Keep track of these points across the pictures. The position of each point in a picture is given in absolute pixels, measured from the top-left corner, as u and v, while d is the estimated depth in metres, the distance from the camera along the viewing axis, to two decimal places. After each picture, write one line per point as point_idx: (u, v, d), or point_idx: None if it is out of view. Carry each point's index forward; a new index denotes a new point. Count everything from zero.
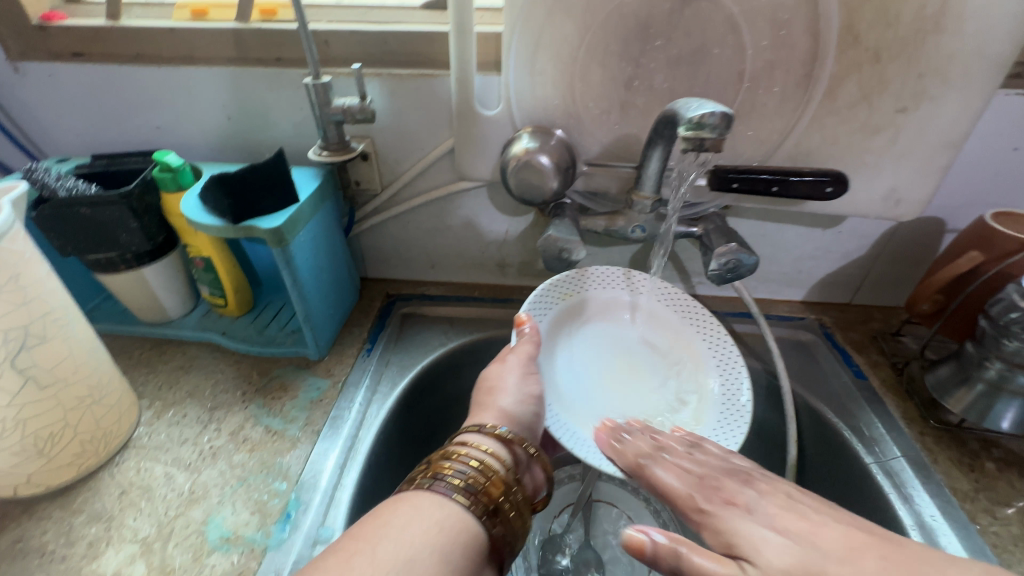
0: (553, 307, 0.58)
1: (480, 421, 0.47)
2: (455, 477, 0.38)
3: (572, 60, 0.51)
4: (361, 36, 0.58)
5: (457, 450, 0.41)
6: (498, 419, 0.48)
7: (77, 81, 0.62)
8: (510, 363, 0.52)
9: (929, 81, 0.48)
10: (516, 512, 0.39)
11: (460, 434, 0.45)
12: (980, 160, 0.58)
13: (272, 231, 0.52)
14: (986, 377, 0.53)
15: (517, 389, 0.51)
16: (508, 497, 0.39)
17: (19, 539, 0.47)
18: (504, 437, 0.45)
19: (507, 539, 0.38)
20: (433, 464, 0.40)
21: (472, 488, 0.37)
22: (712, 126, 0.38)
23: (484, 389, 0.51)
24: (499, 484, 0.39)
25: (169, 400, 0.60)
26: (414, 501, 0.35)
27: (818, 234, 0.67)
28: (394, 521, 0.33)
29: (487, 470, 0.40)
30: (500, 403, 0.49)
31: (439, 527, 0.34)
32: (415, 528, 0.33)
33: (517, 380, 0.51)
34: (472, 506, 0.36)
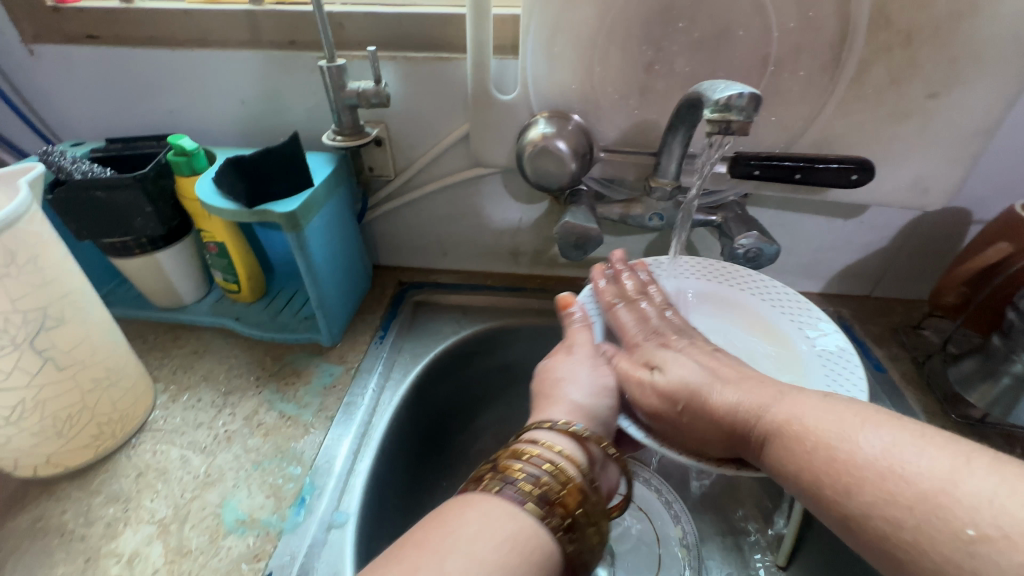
0: (610, 300, 0.59)
1: (550, 416, 0.44)
2: (526, 482, 0.35)
3: (591, 43, 0.50)
4: (376, 19, 0.58)
5: (528, 450, 0.39)
6: (571, 414, 0.44)
7: (91, 65, 0.62)
8: (579, 355, 0.50)
9: (962, 65, 0.46)
10: (593, 525, 0.37)
11: (529, 430, 0.42)
12: (1010, 149, 0.57)
13: (287, 216, 0.52)
14: (1012, 371, 0.51)
15: (590, 380, 0.48)
16: (584, 507, 0.36)
17: (39, 518, 0.47)
18: (578, 434, 0.41)
19: (583, 555, 0.35)
20: (501, 465, 0.37)
21: (546, 497, 0.35)
22: (740, 109, 0.37)
23: (548, 382, 0.48)
24: (575, 493, 0.36)
25: (184, 384, 0.60)
26: (481, 508, 0.33)
27: (838, 225, 0.65)
28: (461, 530, 0.32)
29: (560, 475, 0.37)
30: (570, 396, 0.46)
31: (514, 541, 0.32)
32: (484, 541, 0.31)
33: (587, 371, 0.48)
34: (547, 519, 0.34)
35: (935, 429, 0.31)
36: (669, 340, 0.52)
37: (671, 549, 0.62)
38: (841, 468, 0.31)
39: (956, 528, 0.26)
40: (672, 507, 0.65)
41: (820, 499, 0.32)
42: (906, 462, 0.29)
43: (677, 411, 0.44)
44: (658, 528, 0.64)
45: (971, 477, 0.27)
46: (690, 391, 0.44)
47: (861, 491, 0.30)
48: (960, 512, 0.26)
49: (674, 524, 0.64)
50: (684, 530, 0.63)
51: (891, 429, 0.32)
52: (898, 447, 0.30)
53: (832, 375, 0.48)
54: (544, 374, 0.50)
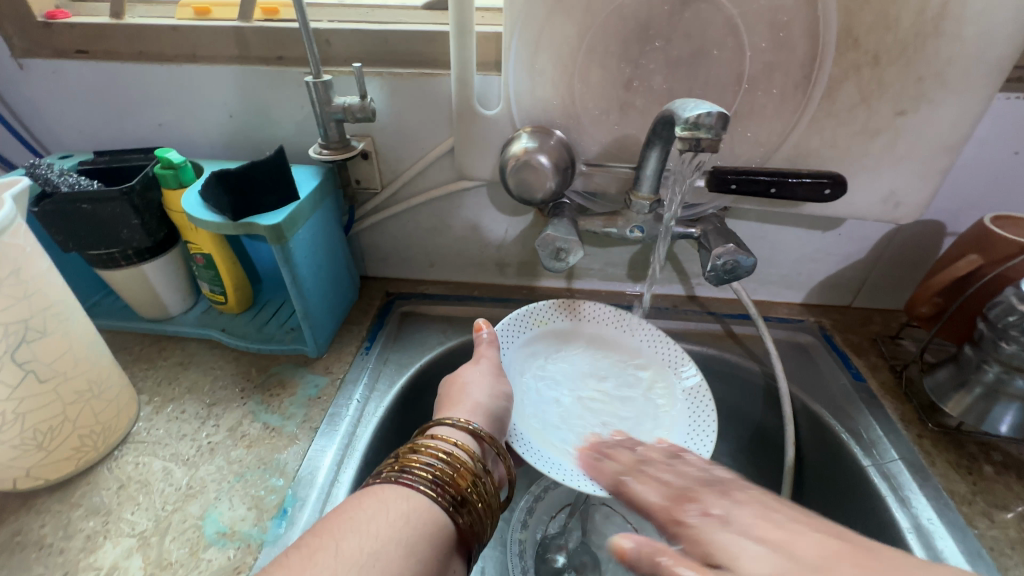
0: (524, 331, 0.62)
1: (453, 415, 0.48)
2: (421, 470, 0.39)
3: (571, 60, 0.51)
4: (363, 35, 0.59)
5: (425, 443, 0.42)
6: (471, 412, 0.49)
7: (80, 79, 0.62)
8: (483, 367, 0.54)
9: (928, 83, 0.48)
10: (484, 502, 0.40)
11: (431, 426, 0.46)
12: (980, 164, 0.58)
13: (271, 228, 0.53)
14: (984, 380, 0.53)
15: (489, 384, 0.52)
16: (476, 488, 0.40)
17: (18, 532, 0.47)
18: (474, 431, 0.46)
19: (475, 529, 0.39)
20: (401, 456, 0.41)
21: (439, 480, 0.39)
22: (708, 127, 0.38)
23: (456, 386, 0.52)
24: (467, 476, 0.40)
25: (168, 395, 0.60)
26: (381, 494, 0.37)
27: (818, 237, 0.67)
28: (360, 516, 0.34)
29: (455, 461, 0.41)
30: (474, 397, 0.50)
31: (403, 520, 0.35)
32: (381, 519, 0.35)
33: (491, 379, 0.53)
34: (439, 498, 0.38)
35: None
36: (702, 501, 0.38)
37: None
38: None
39: None
40: None
41: None
42: None
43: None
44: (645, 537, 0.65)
45: None
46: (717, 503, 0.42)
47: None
48: None
49: None
50: None
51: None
52: None
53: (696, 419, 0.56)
54: (452, 378, 0.54)
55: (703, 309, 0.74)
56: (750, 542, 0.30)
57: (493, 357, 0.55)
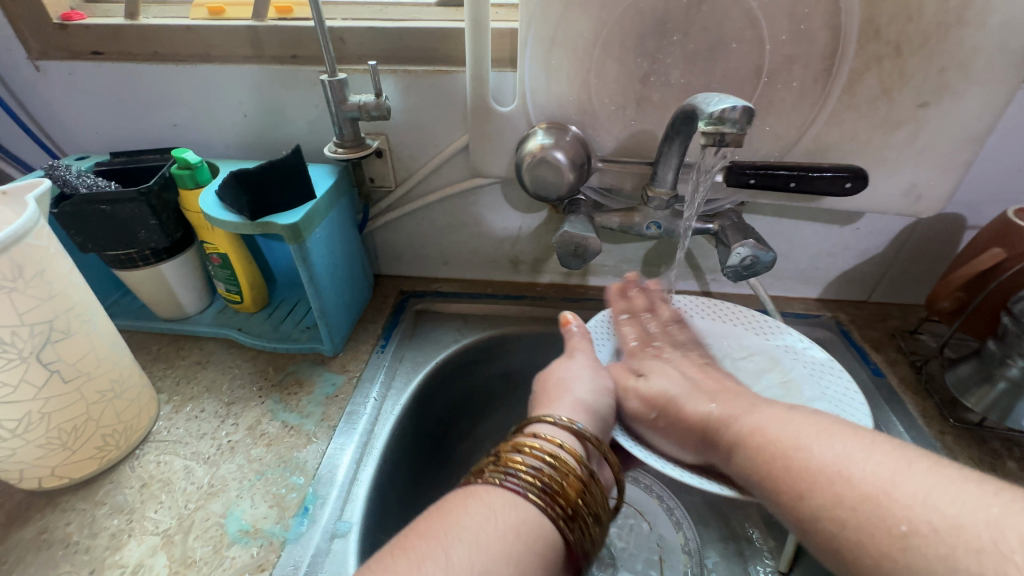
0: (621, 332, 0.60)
1: (553, 412, 0.45)
2: (527, 474, 0.37)
3: (588, 55, 0.51)
4: (376, 33, 0.59)
5: (528, 442, 0.40)
6: (572, 411, 0.46)
7: (96, 80, 0.63)
8: (578, 359, 0.53)
9: (951, 74, 0.47)
10: (593, 513, 0.38)
11: (531, 423, 0.43)
12: (1002, 156, 0.58)
13: (289, 227, 0.53)
14: (1008, 375, 0.52)
15: (590, 379, 0.50)
16: (585, 498, 0.38)
17: (43, 530, 0.48)
18: (578, 432, 0.43)
19: (583, 541, 0.37)
20: (503, 457, 0.39)
21: (546, 487, 0.37)
22: (733, 121, 0.38)
23: (552, 382, 0.50)
24: (575, 484, 0.38)
25: (187, 395, 0.61)
26: (487, 500, 0.35)
27: (835, 231, 0.66)
28: (467, 522, 0.33)
29: (562, 467, 0.38)
30: (574, 395, 0.48)
31: (515, 533, 0.33)
32: (489, 530, 0.33)
33: (589, 373, 0.51)
34: (549, 509, 0.36)
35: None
36: (664, 350, 0.55)
37: (674, 555, 0.63)
38: (796, 471, 0.34)
39: (891, 526, 0.29)
40: (674, 513, 0.67)
41: (778, 501, 0.35)
42: (853, 465, 0.32)
43: (654, 416, 0.49)
44: (661, 534, 0.65)
45: (907, 477, 0.30)
46: (668, 399, 0.48)
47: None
48: (896, 509, 0.29)
49: (676, 530, 0.65)
50: (685, 536, 0.65)
51: (842, 439, 0.34)
52: (846, 454, 0.33)
53: (833, 399, 0.50)
54: (546, 376, 0.52)
55: None
56: (671, 373, 0.51)
57: (586, 350, 0.54)
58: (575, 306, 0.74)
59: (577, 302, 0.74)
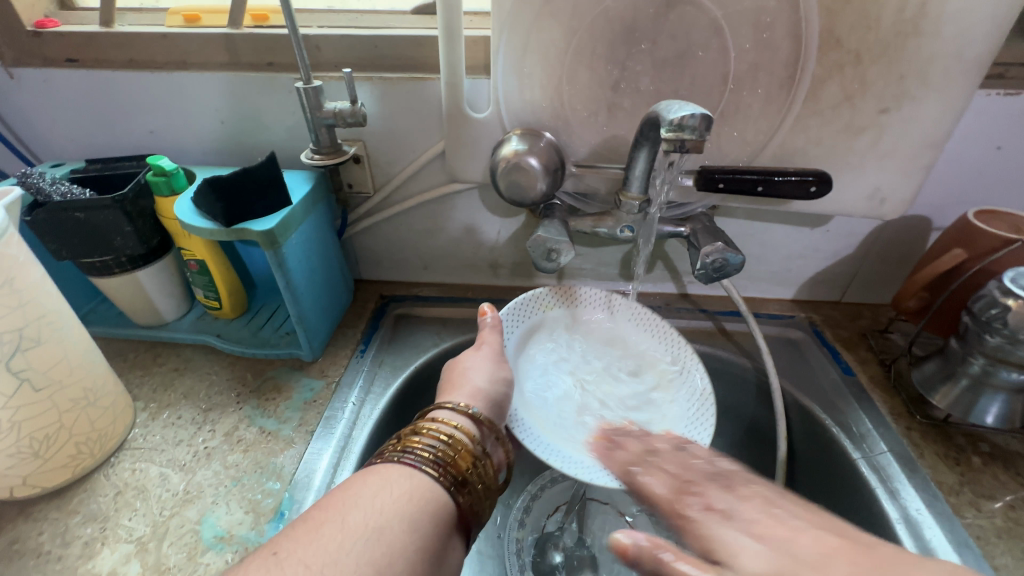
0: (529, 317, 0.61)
1: (452, 399, 0.47)
2: (423, 450, 0.39)
3: (559, 63, 0.52)
4: (351, 40, 0.59)
5: (426, 426, 0.42)
6: (471, 398, 0.48)
7: (71, 87, 0.62)
8: (485, 350, 0.53)
9: (910, 81, 0.49)
10: (484, 486, 0.40)
11: (430, 410, 0.45)
12: (963, 159, 0.59)
13: (264, 234, 0.53)
14: (970, 372, 0.54)
15: (489, 369, 0.51)
16: (476, 471, 0.40)
17: (15, 540, 0.47)
18: (473, 415, 0.45)
19: (476, 508, 0.39)
20: (402, 438, 0.40)
21: (439, 459, 0.38)
22: (693, 128, 0.39)
23: (456, 371, 0.51)
24: (466, 458, 0.40)
25: (164, 402, 0.60)
26: (384, 472, 0.36)
27: (806, 233, 0.68)
28: (365, 492, 0.34)
29: (455, 444, 0.40)
30: (474, 382, 0.49)
31: (408, 497, 0.35)
32: (384, 496, 0.34)
33: (492, 365, 0.52)
34: (441, 478, 0.37)
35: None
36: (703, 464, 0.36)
37: None
38: None
39: None
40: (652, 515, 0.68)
41: None
42: None
43: None
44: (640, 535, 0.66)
45: None
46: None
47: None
48: None
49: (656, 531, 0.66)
50: None
51: None
52: None
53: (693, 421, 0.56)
54: (452, 365, 0.53)
55: (695, 307, 0.75)
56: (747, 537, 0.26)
57: (495, 342, 0.54)
58: None
59: None
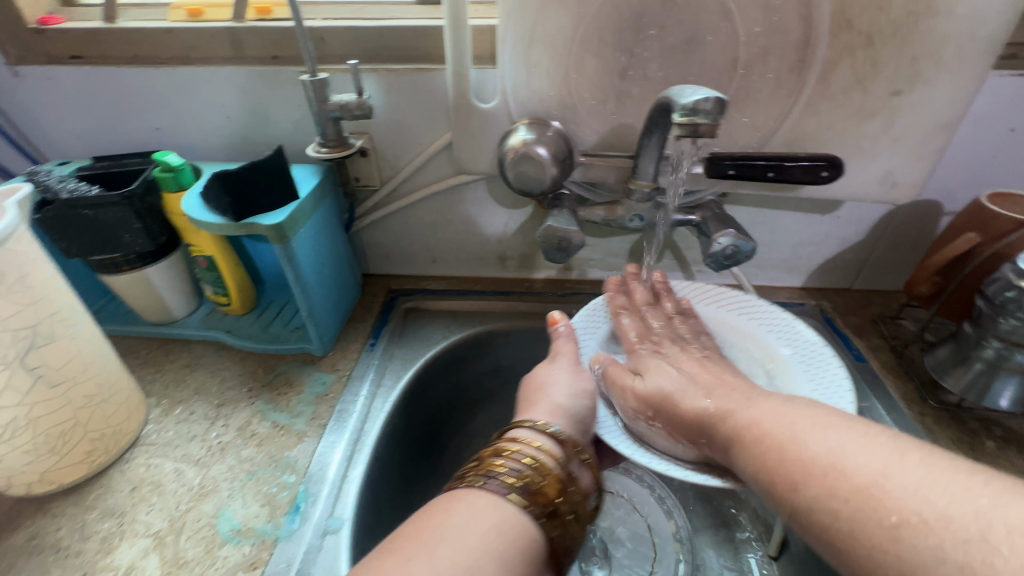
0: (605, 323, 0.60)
1: (532, 418, 0.46)
2: (508, 476, 0.38)
3: (566, 51, 0.51)
4: (356, 32, 0.59)
5: (508, 448, 0.41)
6: (551, 415, 0.47)
7: (75, 84, 0.62)
8: (560, 361, 0.53)
9: (922, 63, 0.48)
10: (573, 513, 0.39)
11: (511, 430, 0.44)
12: (975, 142, 0.59)
13: (273, 227, 0.53)
14: (984, 356, 0.53)
15: (568, 382, 0.51)
16: (564, 498, 0.39)
17: (33, 535, 0.48)
18: (556, 437, 0.44)
19: (565, 540, 0.38)
20: (485, 462, 0.39)
21: (527, 488, 0.37)
22: (706, 112, 0.39)
23: (534, 387, 0.51)
24: (554, 484, 0.39)
25: (176, 397, 0.61)
26: (468, 500, 0.35)
27: (816, 220, 0.67)
28: (453, 523, 0.33)
29: (541, 469, 0.39)
30: (552, 399, 0.49)
31: (496, 530, 0.33)
32: (472, 528, 0.33)
33: (568, 375, 0.51)
34: (529, 508, 0.36)
35: (875, 427, 0.33)
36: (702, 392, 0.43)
37: (666, 542, 0.64)
38: None
39: None
40: (664, 502, 0.67)
41: None
42: None
43: None
44: (653, 524, 0.66)
45: None
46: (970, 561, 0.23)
47: (807, 486, 0.32)
48: None
49: (668, 518, 0.66)
50: (677, 524, 0.65)
51: None
52: None
53: (818, 383, 0.50)
54: (530, 380, 0.53)
55: None
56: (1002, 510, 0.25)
57: (570, 352, 0.54)
58: (562, 301, 0.75)
59: (564, 296, 0.75)
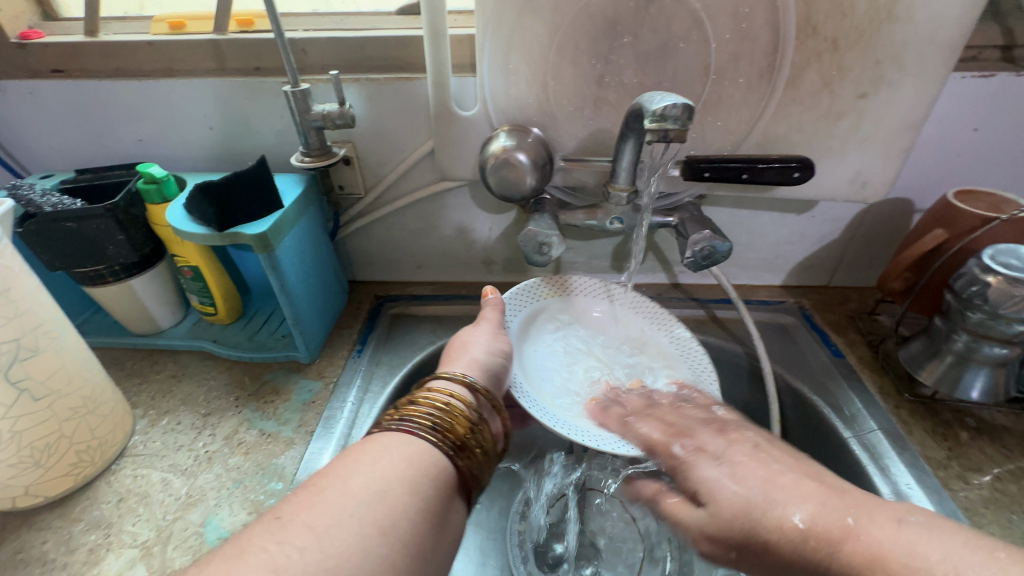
0: (527, 304, 0.63)
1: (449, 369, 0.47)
2: (420, 417, 0.37)
3: (543, 59, 0.52)
4: (337, 43, 0.60)
5: (422, 394, 0.40)
6: (468, 368, 0.48)
7: (57, 97, 0.62)
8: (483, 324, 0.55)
9: (886, 67, 0.50)
10: (483, 449, 0.39)
11: (425, 381, 0.44)
12: (942, 142, 0.61)
13: (257, 237, 0.53)
14: (954, 349, 0.55)
15: (488, 343, 0.52)
16: (475, 435, 0.38)
17: (19, 549, 0.47)
18: (470, 384, 0.44)
19: (475, 476, 0.37)
20: (398, 407, 0.39)
21: (437, 426, 0.37)
22: (675, 118, 0.40)
23: (456, 346, 0.52)
24: (465, 423, 0.38)
25: (163, 408, 0.61)
26: (382, 440, 0.35)
27: (792, 220, 0.69)
28: (364, 459, 0.33)
29: (452, 410, 0.39)
30: (472, 354, 0.49)
31: (409, 461, 0.33)
32: (385, 463, 0.33)
33: (489, 337, 0.53)
34: (438, 442, 0.36)
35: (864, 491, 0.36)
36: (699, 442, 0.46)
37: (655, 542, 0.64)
38: None
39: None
40: None
41: None
42: None
43: None
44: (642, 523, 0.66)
45: None
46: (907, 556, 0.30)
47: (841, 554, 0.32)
48: None
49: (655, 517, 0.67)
50: None
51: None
52: None
53: (693, 367, 0.59)
54: (451, 342, 0.53)
55: (686, 296, 0.76)
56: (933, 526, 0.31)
57: (494, 320, 0.56)
58: None
59: None
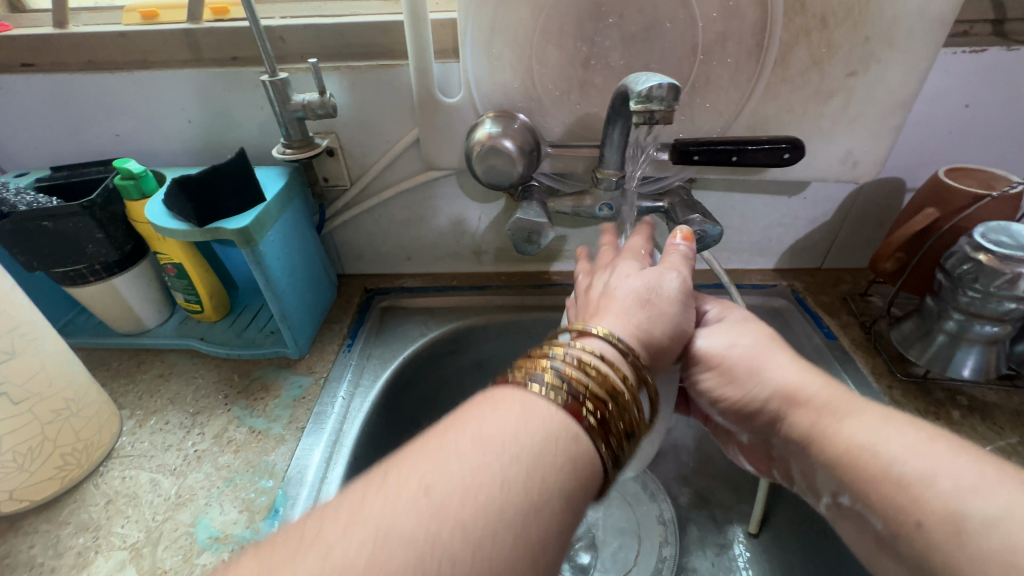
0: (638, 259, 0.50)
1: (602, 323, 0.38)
2: (570, 384, 0.31)
3: (527, 42, 0.51)
4: (316, 30, 0.58)
5: (573, 349, 0.34)
6: (624, 321, 0.39)
7: (29, 93, 0.61)
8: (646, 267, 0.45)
9: (876, 43, 0.49)
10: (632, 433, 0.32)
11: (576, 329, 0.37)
12: (932, 119, 0.60)
13: (239, 232, 0.52)
14: (946, 328, 0.55)
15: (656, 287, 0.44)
16: (626, 418, 0.32)
17: (6, 554, 0.47)
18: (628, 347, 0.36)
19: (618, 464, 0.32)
20: (543, 360, 0.32)
21: (588, 402, 0.30)
22: (659, 99, 0.39)
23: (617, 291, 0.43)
24: (618, 402, 0.32)
25: (150, 408, 0.60)
26: (522, 406, 0.29)
27: (784, 202, 0.68)
28: (501, 425, 0.28)
29: (606, 381, 0.32)
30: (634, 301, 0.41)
31: (552, 444, 0.28)
32: (524, 437, 0.28)
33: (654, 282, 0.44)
34: (588, 425, 0.30)
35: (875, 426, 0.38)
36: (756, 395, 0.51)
37: (650, 527, 0.64)
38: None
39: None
40: (648, 487, 0.67)
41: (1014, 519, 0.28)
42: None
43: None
44: (638, 509, 0.66)
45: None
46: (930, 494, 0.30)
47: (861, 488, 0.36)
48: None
49: (653, 502, 0.66)
50: (661, 506, 0.66)
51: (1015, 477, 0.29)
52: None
53: None
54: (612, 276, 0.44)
55: None
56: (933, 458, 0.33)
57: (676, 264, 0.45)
58: (540, 292, 0.75)
59: (541, 288, 0.75)
